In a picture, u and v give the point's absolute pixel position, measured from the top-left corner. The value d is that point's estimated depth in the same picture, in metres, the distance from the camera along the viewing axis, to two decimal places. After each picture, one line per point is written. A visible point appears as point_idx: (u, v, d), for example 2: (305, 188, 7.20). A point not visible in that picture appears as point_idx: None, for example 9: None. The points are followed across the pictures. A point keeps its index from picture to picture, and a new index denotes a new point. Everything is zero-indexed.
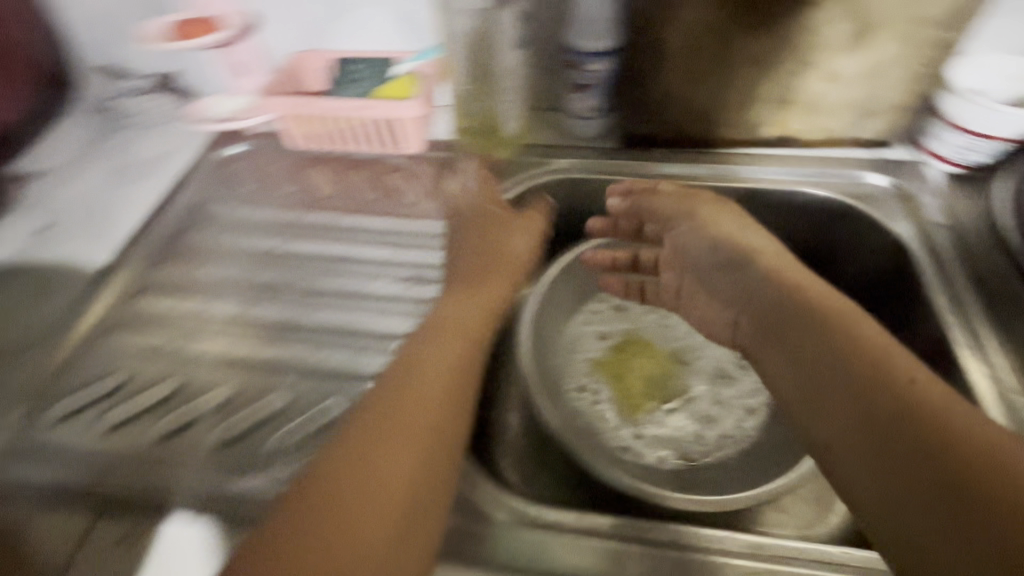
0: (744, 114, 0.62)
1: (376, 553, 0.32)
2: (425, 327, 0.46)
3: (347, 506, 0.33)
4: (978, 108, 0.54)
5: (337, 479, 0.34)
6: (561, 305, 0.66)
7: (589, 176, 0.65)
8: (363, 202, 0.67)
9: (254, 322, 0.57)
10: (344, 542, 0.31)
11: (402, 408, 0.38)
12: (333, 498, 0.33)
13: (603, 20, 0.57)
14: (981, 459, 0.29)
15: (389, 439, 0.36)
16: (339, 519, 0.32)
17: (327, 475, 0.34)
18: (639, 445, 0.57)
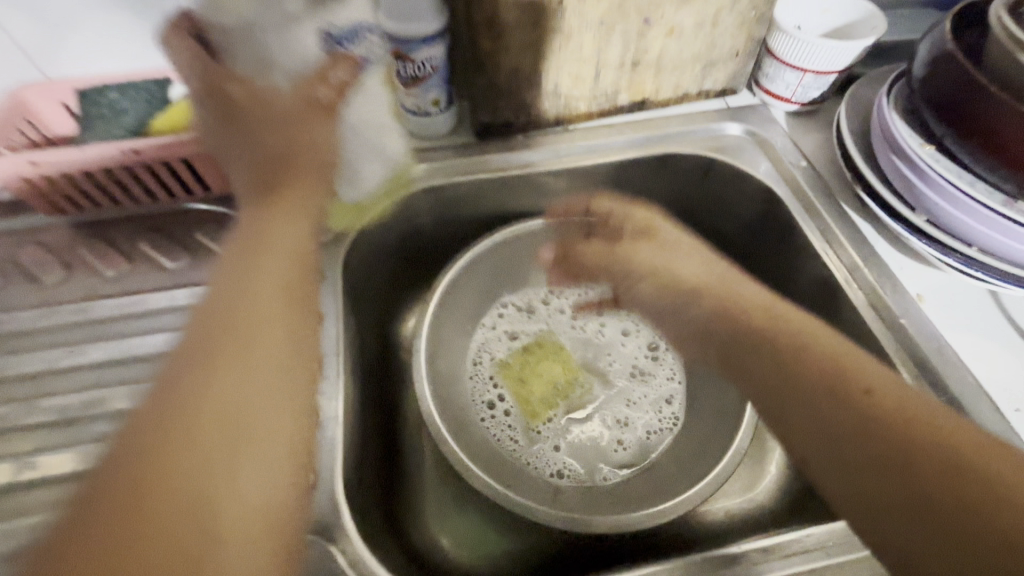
0: (595, 84, 0.58)
1: (257, 440, 0.30)
2: (261, 200, 0.39)
3: (208, 393, 0.29)
4: (802, 45, 0.55)
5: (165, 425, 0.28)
6: (454, 332, 0.58)
7: (447, 182, 0.57)
8: (167, 274, 0.51)
9: (54, 492, 0.41)
10: (206, 458, 0.28)
11: (250, 316, 0.33)
12: (192, 393, 0.29)
13: (420, 1, 0.48)
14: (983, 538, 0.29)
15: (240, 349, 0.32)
16: (178, 450, 0.27)
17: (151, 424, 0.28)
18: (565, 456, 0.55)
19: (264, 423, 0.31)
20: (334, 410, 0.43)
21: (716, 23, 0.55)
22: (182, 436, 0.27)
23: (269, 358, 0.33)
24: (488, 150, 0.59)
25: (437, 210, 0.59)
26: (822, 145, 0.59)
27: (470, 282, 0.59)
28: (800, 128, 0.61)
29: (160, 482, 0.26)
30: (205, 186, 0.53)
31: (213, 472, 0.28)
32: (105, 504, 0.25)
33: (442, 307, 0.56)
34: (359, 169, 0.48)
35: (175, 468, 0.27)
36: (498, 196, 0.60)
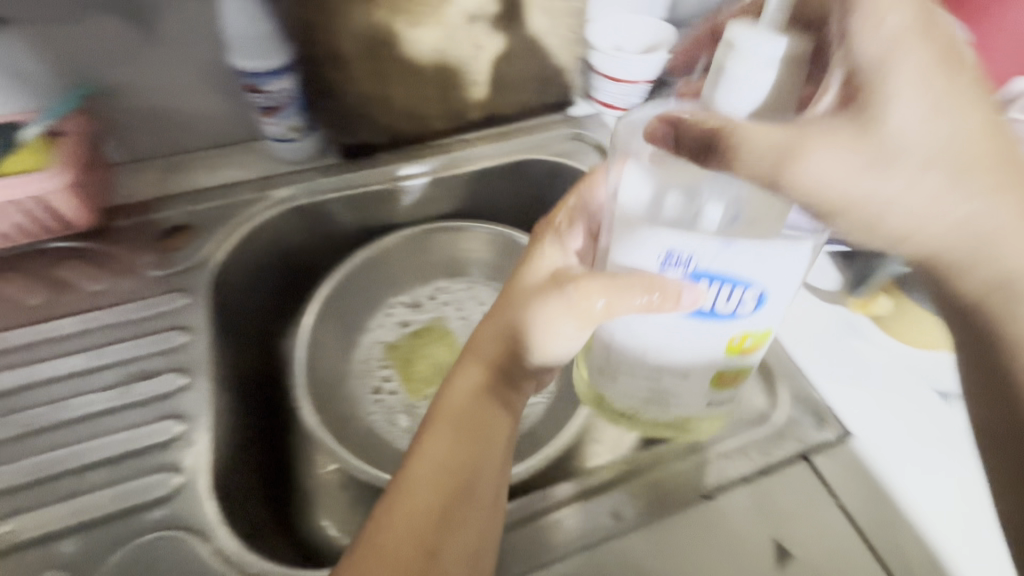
0: (445, 105, 0.64)
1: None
2: (461, 418, 0.39)
3: (463, 533, 0.35)
4: (613, 59, 0.65)
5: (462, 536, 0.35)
6: (333, 340, 0.61)
7: (313, 199, 0.61)
8: (30, 312, 0.51)
9: None
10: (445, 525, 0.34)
11: (490, 435, 0.39)
12: (458, 526, 0.35)
13: (263, 38, 0.53)
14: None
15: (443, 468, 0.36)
16: (454, 533, 0.34)
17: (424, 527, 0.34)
18: None
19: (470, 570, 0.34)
20: (202, 415, 0.45)
21: (533, 41, 0.64)
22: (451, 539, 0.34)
23: (489, 459, 0.38)
24: (351, 164, 0.64)
25: (315, 224, 0.63)
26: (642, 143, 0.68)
27: (349, 289, 0.63)
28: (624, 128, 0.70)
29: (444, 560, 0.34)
30: (67, 225, 0.54)
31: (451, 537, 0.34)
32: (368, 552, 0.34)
33: (319, 314, 0.59)
34: (614, 356, 0.38)
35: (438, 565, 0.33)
36: (369, 210, 0.65)
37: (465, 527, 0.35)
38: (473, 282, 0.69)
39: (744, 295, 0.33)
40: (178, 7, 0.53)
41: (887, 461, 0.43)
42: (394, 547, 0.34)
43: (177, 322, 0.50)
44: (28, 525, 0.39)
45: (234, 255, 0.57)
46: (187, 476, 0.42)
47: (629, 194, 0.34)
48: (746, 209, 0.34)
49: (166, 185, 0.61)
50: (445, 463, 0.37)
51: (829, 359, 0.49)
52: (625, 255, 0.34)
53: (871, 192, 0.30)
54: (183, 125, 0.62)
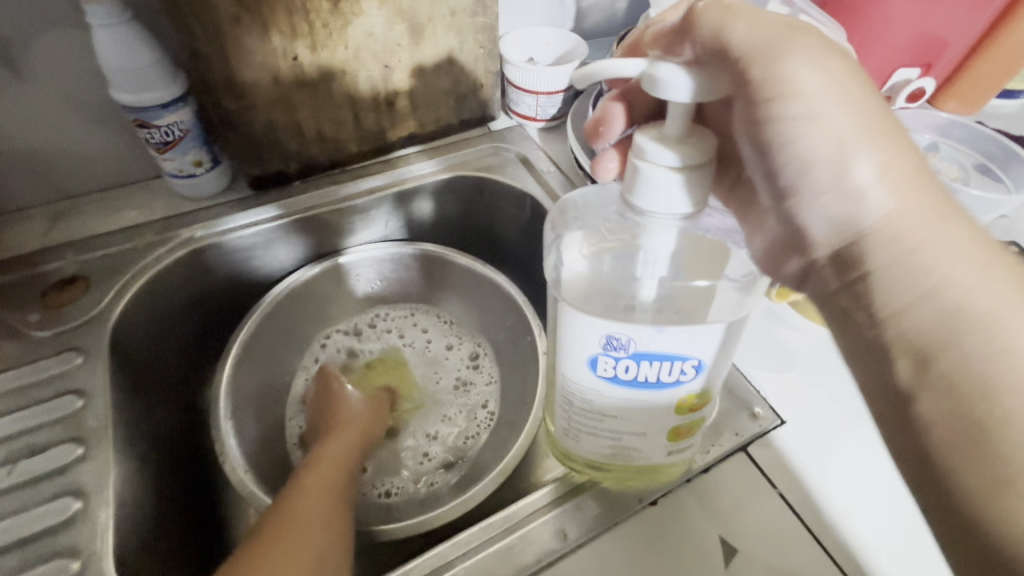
0: (359, 129, 0.62)
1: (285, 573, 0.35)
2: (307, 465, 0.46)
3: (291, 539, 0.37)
4: (528, 72, 0.66)
5: (285, 540, 0.37)
6: (258, 384, 0.57)
7: (221, 238, 0.57)
8: None
9: None
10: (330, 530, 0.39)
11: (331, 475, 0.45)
12: (284, 532, 0.38)
13: (147, 71, 0.49)
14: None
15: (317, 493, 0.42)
16: (280, 537, 0.37)
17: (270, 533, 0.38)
18: (374, 474, 0.55)
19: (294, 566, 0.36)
20: (104, 488, 0.40)
21: (452, 59, 0.62)
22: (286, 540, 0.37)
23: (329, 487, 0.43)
24: (265, 196, 0.61)
25: (238, 255, 0.59)
26: (565, 152, 0.69)
27: (273, 327, 0.59)
28: (548, 139, 0.70)
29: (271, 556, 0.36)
30: None
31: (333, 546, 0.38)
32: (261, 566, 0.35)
33: (242, 356, 0.56)
34: (574, 419, 0.37)
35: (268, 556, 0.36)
36: (288, 242, 0.62)
37: (290, 531, 0.38)
38: (416, 305, 0.68)
39: (682, 367, 0.32)
40: (44, 42, 0.49)
41: (818, 446, 0.44)
42: (287, 552, 0.36)
43: (71, 386, 0.45)
44: None
45: (136, 306, 0.52)
46: (87, 560, 0.37)
47: (567, 272, 0.36)
48: (675, 295, 0.36)
49: (52, 235, 0.55)
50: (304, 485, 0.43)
51: (756, 349, 0.51)
52: (567, 347, 0.33)
53: (831, 101, 0.29)
54: (72, 166, 0.57)
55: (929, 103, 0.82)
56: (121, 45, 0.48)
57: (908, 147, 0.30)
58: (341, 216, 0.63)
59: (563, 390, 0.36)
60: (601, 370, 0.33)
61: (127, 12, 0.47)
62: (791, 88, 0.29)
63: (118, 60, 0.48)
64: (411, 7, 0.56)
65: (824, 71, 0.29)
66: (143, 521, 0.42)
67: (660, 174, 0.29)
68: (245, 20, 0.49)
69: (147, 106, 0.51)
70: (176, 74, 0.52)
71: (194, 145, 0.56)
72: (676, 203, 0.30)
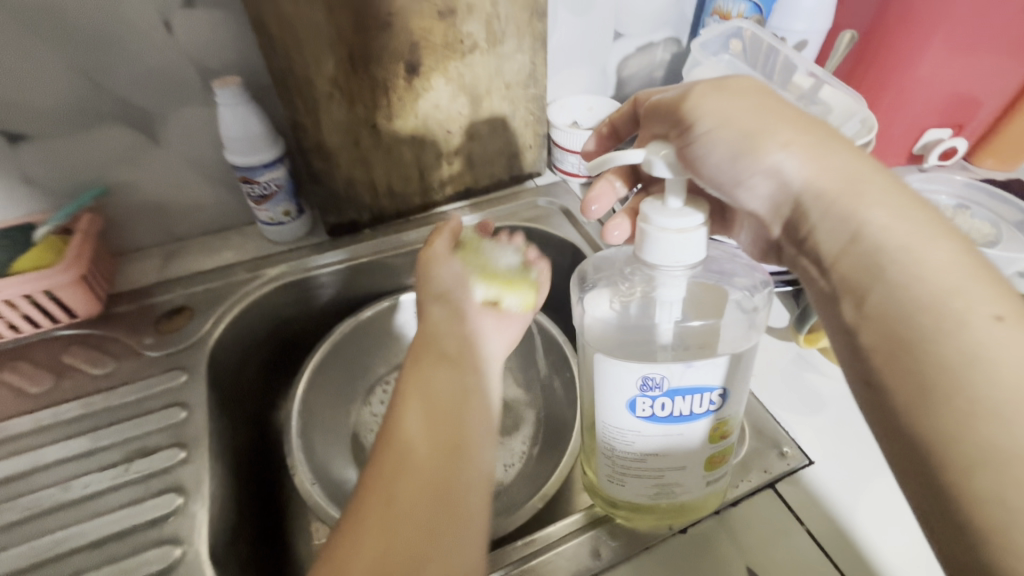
0: (422, 184, 0.70)
1: (404, 537, 0.33)
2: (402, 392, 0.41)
3: (405, 496, 0.35)
4: (573, 135, 0.73)
5: (398, 493, 0.35)
6: (324, 408, 0.64)
7: (304, 274, 0.66)
8: (33, 400, 0.54)
9: None
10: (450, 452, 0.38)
11: (438, 410, 0.40)
12: (397, 484, 0.35)
13: (256, 138, 0.60)
14: (1012, 389, 0.25)
15: (427, 404, 0.40)
16: (393, 491, 0.35)
17: (380, 484, 0.35)
18: None
19: (411, 530, 0.33)
20: (200, 487, 0.47)
21: (505, 124, 0.71)
22: (402, 493, 0.35)
23: (437, 424, 0.39)
24: (340, 241, 0.70)
25: (314, 294, 0.68)
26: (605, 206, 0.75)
27: (339, 357, 0.67)
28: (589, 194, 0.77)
29: (387, 514, 0.34)
30: (71, 312, 0.58)
31: (449, 466, 0.37)
32: (375, 502, 0.34)
33: (313, 377, 0.63)
34: (618, 464, 0.40)
35: (385, 513, 0.34)
36: (355, 282, 0.70)
37: (402, 483, 0.35)
38: None
39: (709, 398, 0.36)
40: (178, 116, 0.60)
41: (845, 487, 0.46)
42: (401, 521, 0.33)
43: (176, 400, 0.53)
44: None
45: (229, 333, 0.61)
46: (187, 547, 0.43)
47: (591, 320, 0.41)
48: (686, 335, 0.41)
49: (166, 271, 0.65)
50: (412, 420, 0.39)
51: (785, 393, 0.54)
52: (605, 394, 0.37)
53: (707, 136, 0.35)
54: (186, 215, 0.68)
55: (965, 159, 0.84)
56: (239, 118, 0.58)
57: (802, 140, 0.34)
58: (402, 262, 0.71)
59: (604, 435, 0.39)
60: (640, 412, 0.37)
61: (247, 93, 0.58)
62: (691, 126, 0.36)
63: (234, 130, 0.58)
64: (472, 83, 0.65)
65: (714, 109, 0.35)
66: (230, 520, 0.48)
67: (663, 236, 0.34)
68: (336, 96, 0.59)
69: (252, 167, 0.61)
70: (278, 141, 0.62)
71: (285, 199, 0.65)
72: (681, 258, 0.34)
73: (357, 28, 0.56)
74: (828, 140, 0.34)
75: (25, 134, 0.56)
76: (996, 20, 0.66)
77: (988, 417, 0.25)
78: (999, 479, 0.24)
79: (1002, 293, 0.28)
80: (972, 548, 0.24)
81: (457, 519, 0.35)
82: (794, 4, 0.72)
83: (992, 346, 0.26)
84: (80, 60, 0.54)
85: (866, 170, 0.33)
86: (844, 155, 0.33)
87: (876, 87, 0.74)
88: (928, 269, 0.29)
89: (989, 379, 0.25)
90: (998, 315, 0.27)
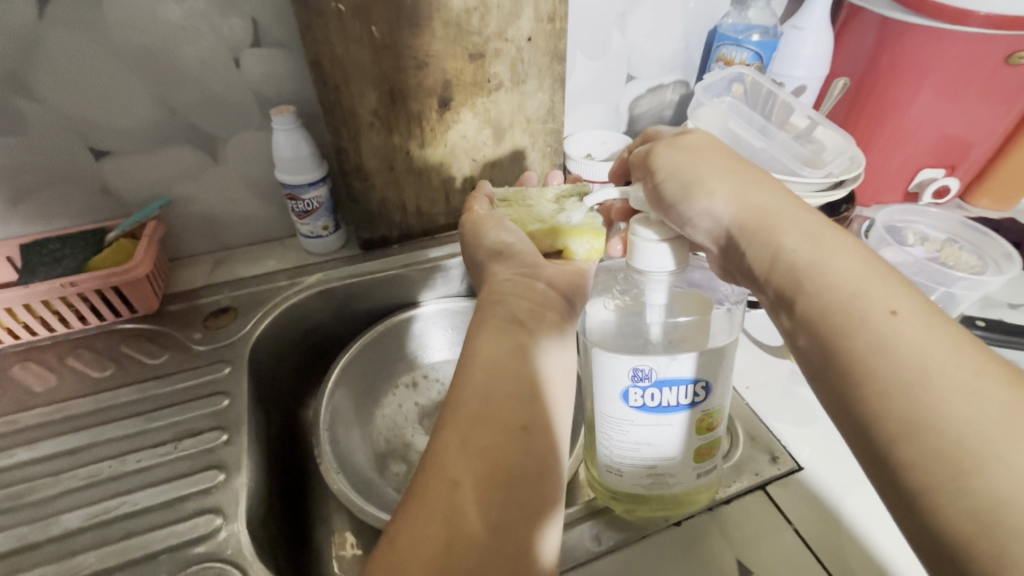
0: (448, 206, 0.77)
1: (468, 514, 0.34)
2: (461, 367, 0.42)
3: (467, 474, 0.36)
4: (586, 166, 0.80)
5: (462, 470, 0.36)
6: (349, 406, 0.69)
7: (337, 283, 0.72)
8: (95, 383, 0.60)
9: None
10: (520, 438, 0.38)
11: (502, 386, 0.40)
12: (460, 461, 0.36)
13: (304, 161, 0.67)
14: (913, 366, 0.29)
15: (488, 376, 0.40)
16: (455, 467, 0.36)
17: (445, 459, 0.36)
18: None
19: (472, 507, 0.35)
20: (238, 466, 0.52)
21: (525, 155, 0.78)
22: (465, 471, 0.36)
23: (499, 398, 0.39)
24: (370, 254, 0.76)
25: (343, 303, 0.74)
26: None
27: (363, 359, 0.72)
28: None
29: (450, 491, 0.35)
30: (132, 307, 0.65)
31: (512, 447, 0.37)
32: (436, 482, 0.35)
33: (341, 376, 0.69)
34: (616, 453, 0.45)
35: (449, 490, 0.35)
36: (382, 293, 0.76)
37: (465, 460, 0.36)
38: None
39: (693, 390, 0.41)
40: (237, 139, 0.68)
41: (830, 491, 0.50)
42: (466, 497, 0.35)
43: (219, 389, 0.59)
44: (94, 556, 0.46)
45: (267, 333, 0.67)
46: (228, 516, 0.48)
47: (594, 323, 0.48)
48: (677, 333, 0.46)
49: (214, 277, 0.73)
50: (475, 396, 0.39)
51: (779, 406, 0.57)
52: (602, 384, 0.42)
53: (660, 181, 0.43)
54: (233, 227, 0.75)
55: (961, 199, 0.89)
56: (290, 143, 0.66)
57: (733, 183, 0.41)
58: (426, 277, 0.77)
59: (604, 425, 0.44)
60: (632, 402, 0.42)
61: (299, 121, 0.66)
62: (650, 174, 0.44)
63: (286, 153, 0.66)
64: (497, 117, 0.72)
65: (666, 161, 0.44)
66: (264, 499, 0.53)
67: (648, 244, 0.41)
68: (376, 126, 0.67)
69: (299, 186, 0.68)
70: (322, 164, 0.69)
71: (324, 215, 0.73)
72: (664, 263, 0.42)
73: (398, 68, 0.64)
74: (756, 184, 0.41)
75: (108, 150, 0.64)
76: (978, 73, 0.71)
77: (900, 393, 0.29)
78: (922, 446, 0.27)
79: (900, 292, 0.33)
80: (913, 511, 0.27)
81: (519, 496, 0.36)
82: (794, 53, 0.79)
83: (891, 335, 0.30)
84: (161, 89, 0.62)
85: (790, 207, 0.39)
86: (771, 195, 0.40)
87: (870, 130, 0.80)
88: (841, 277, 0.34)
89: (894, 362, 0.30)
90: (894, 309, 0.32)
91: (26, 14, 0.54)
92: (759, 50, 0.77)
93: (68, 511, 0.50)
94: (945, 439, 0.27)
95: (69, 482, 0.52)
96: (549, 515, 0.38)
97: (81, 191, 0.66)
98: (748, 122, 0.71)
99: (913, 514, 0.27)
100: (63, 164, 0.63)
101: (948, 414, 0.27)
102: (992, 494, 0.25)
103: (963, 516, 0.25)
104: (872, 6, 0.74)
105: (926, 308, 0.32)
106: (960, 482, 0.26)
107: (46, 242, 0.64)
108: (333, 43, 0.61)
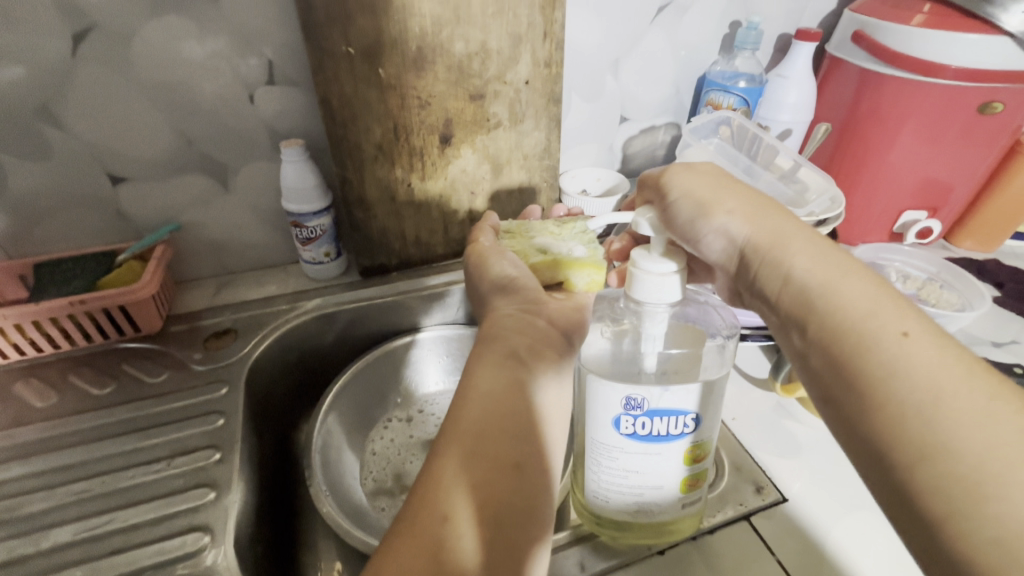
0: (447, 236, 0.80)
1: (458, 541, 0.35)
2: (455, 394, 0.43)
3: (457, 502, 0.37)
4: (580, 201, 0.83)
5: (449, 497, 0.37)
6: (343, 430, 0.70)
7: (337, 308, 0.74)
8: (94, 400, 0.62)
9: None
10: (513, 476, 0.39)
11: (494, 417, 0.41)
12: (448, 488, 0.37)
13: (310, 191, 0.70)
14: (928, 388, 0.30)
15: (480, 403, 0.42)
16: (442, 493, 0.37)
17: (434, 485, 0.38)
18: None
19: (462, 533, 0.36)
20: (229, 485, 0.53)
21: (522, 190, 0.81)
22: (451, 498, 0.37)
23: (493, 428, 0.41)
24: (369, 281, 0.79)
25: (342, 327, 0.76)
26: None
27: (359, 381, 0.74)
28: None
29: (439, 518, 0.36)
30: (136, 327, 0.67)
31: (499, 477, 0.39)
32: (426, 509, 0.36)
33: (335, 400, 0.70)
34: (604, 478, 0.45)
35: (437, 515, 0.36)
36: (381, 320, 0.78)
37: (452, 489, 0.37)
38: None
39: (684, 421, 0.42)
40: (248, 169, 0.72)
41: (813, 522, 0.50)
42: (453, 524, 0.36)
43: (215, 409, 0.60)
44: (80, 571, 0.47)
45: (265, 354, 0.69)
46: (215, 534, 0.49)
47: (591, 350, 0.49)
48: (669, 364, 0.48)
49: (217, 300, 0.75)
50: (466, 424, 0.41)
51: (765, 437, 0.58)
52: (595, 411, 0.43)
53: (673, 201, 0.45)
54: (239, 253, 0.78)
55: (946, 240, 0.91)
56: (297, 174, 0.69)
57: (743, 208, 0.43)
58: (425, 304, 0.79)
59: (594, 452, 0.45)
60: (623, 429, 0.43)
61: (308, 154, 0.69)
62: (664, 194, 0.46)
63: (293, 182, 0.69)
64: (495, 153, 0.76)
65: (680, 182, 0.46)
66: (251, 519, 0.54)
67: (646, 277, 0.43)
68: (380, 159, 0.71)
69: (303, 215, 0.71)
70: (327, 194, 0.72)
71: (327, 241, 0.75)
72: (659, 297, 0.43)
73: (403, 106, 0.68)
74: (768, 211, 0.43)
75: (124, 177, 0.67)
76: (955, 120, 0.75)
77: (919, 417, 0.30)
78: (940, 471, 0.28)
79: (912, 315, 0.34)
80: (925, 533, 0.29)
81: (505, 526, 0.37)
82: (779, 100, 0.83)
83: (904, 357, 0.31)
84: (179, 121, 0.66)
85: (800, 235, 0.41)
86: (781, 222, 0.42)
87: (853, 172, 0.84)
88: (852, 301, 0.35)
89: (910, 385, 0.31)
90: (906, 331, 0.33)
91: (61, 52, 0.58)
92: (745, 95, 0.81)
93: (57, 526, 0.50)
94: (962, 462, 0.28)
95: (60, 497, 0.53)
96: (540, 554, 0.39)
97: (96, 214, 0.69)
98: (735, 163, 0.75)
99: (924, 533, 0.29)
100: (81, 189, 0.67)
101: (965, 438, 0.28)
102: (1012, 523, 0.26)
103: (981, 543, 0.26)
104: (850, 58, 0.79)
105: (937, 331, 0.33)
106: (977, 510, 0.27)
107: (60, 262, 0.66)
108: (343, 83, 0.65)
